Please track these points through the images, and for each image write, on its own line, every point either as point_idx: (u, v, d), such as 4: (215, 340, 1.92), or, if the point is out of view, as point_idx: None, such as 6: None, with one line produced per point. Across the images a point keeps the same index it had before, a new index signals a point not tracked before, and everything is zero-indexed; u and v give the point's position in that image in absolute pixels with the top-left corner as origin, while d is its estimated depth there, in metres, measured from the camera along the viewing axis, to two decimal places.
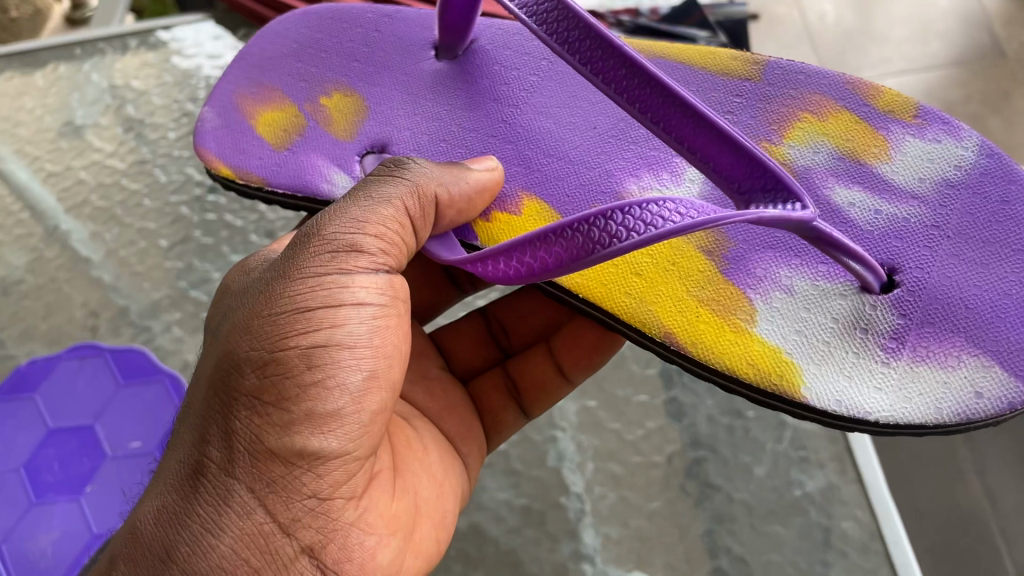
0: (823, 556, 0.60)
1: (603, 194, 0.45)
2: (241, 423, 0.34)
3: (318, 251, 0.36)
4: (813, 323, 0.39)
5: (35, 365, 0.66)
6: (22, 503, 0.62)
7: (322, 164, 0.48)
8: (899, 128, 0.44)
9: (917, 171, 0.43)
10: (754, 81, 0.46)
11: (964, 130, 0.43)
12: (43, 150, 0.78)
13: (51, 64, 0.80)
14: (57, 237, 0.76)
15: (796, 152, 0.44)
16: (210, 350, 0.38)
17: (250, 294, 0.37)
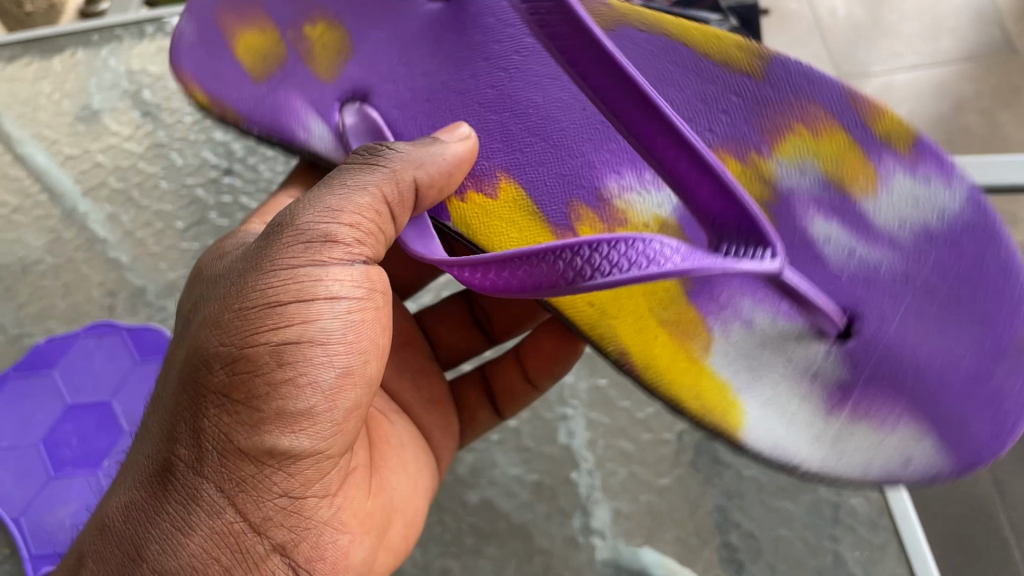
0: (832, 531, 0.60)
1: (583, 189, 0.47)
2: (210, 422, 0.35)
3: (292, 243, 0.37)
4: (763, 362, 0.43)
5: (52, 343, 0.68)
6: (41, 477, 0.63)
7: (300, 107, 0.50)
8: (893, 162, 0.41)
9: (901, 214, 0.41)
10: (756, 79, 0.42)
11: (959, 174, 0.40)
12: (61, 133, 0.78)
13: (69, 49, 0.81)
14: (74, 219, 0.76)
15: (784, 172, 0.43)
16: (181, 343, 0.39)
17: (223, 288, 0.38)
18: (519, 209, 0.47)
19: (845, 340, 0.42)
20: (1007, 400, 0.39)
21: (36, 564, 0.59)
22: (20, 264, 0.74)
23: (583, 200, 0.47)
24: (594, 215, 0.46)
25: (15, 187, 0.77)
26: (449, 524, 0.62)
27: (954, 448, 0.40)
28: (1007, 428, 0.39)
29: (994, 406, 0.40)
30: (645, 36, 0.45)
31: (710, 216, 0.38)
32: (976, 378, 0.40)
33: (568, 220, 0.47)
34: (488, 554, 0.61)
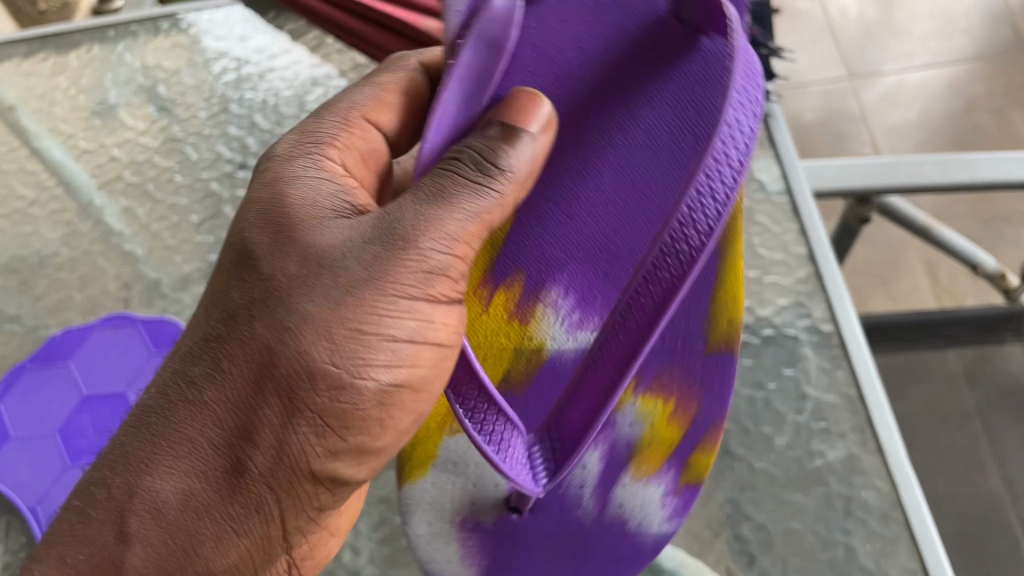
0: (843, 524, 0.60)
1: (535, 271, 0.50)
2: (298, 440, 0.38)
3: (415, 272, 0.37)
4: (468, 469, 0.50)
5: (69, 335, 0.68)
6: (57, 466, 0.63)
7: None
8: (666, 482, 0.50)
9: (630, 504, 0.50)
10: (703, 350, 0.47)
11: (676, 522, 0.50)
12: (77, 128, 0.79)
13: (85, 45, 0.81)
14: (91, 213, 0.77)
15: (626, 411, 0.50)
16: (255, 312, 0.38)
17: (328, 276, 0.37)
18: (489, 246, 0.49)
19: (513, 512, 0.49)
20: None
21: None
22: (36, 256, 0.75)
23: (525, 278, 0.50)
24: (518, 294, 0.50)
25: (32, 181, 0.78)
26: None
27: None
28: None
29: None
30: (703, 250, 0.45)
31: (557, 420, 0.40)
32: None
33: (503, 277, 0.50)
34: None
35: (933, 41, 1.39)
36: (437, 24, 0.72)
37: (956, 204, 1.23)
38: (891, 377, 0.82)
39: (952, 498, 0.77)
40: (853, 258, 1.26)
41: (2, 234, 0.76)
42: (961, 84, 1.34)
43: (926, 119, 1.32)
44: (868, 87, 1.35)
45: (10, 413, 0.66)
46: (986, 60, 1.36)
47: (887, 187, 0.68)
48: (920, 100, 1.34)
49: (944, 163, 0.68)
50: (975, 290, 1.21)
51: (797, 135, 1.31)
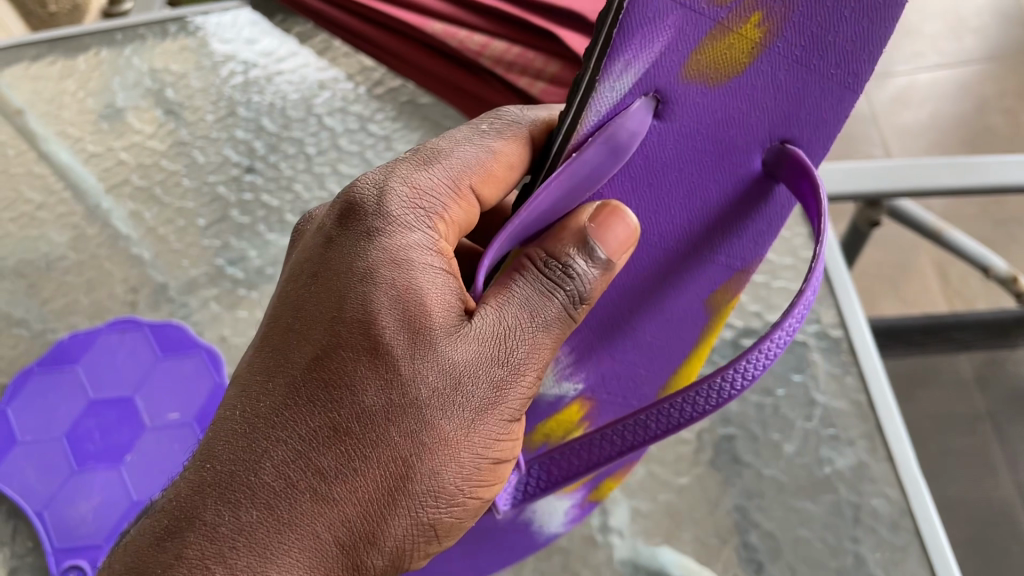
0: (853, 532, 0.60)
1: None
2: (409, 547, 0.37)
3: (523, 397, 0.38)
4: None
5: (77, 339, 0.68)
6: (64, 471, 0.63)
7: (660, 33, 0.31)
8: (573, 498, 0.55)
9: (535, 511, 0.54)
10: None
11: (561, 525, 0.57)
12: (85, 131, 0.79)
13: (94, 48, 0.81)
14: (98, 216, 0.77)
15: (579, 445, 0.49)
16: (394, 421, 0.36)
17: (461, 393, 0.36)
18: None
19: None
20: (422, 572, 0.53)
21: (59, 557, 0.60)
22: (44, 260, 0.75)
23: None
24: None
25: (39, 185, 0.78)
26: None
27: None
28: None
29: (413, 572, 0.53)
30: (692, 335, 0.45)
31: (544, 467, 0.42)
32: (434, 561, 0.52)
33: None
34: None
35: (945, 42, 1.38)
36: (442, 26, 0.72)
37: (967, 207, 1.22)
38: (901, 381, 0.81)
39: (963, 504, 0.76)
40: (863, 260, 1.24)
41: (10, 238, 0.76)
42: (972, 85, 1.33)
43: (936, 120, 1.31)
44: (878, 89, 1.35)
45: (17, 418, 0.66)
46: (997, 61, 1.35)
47: (900, 192, 0.68)
48: (931, 101, 1.33)
49: (958, 166, 0.67)
50: (986, 293, 1.20)
51: None
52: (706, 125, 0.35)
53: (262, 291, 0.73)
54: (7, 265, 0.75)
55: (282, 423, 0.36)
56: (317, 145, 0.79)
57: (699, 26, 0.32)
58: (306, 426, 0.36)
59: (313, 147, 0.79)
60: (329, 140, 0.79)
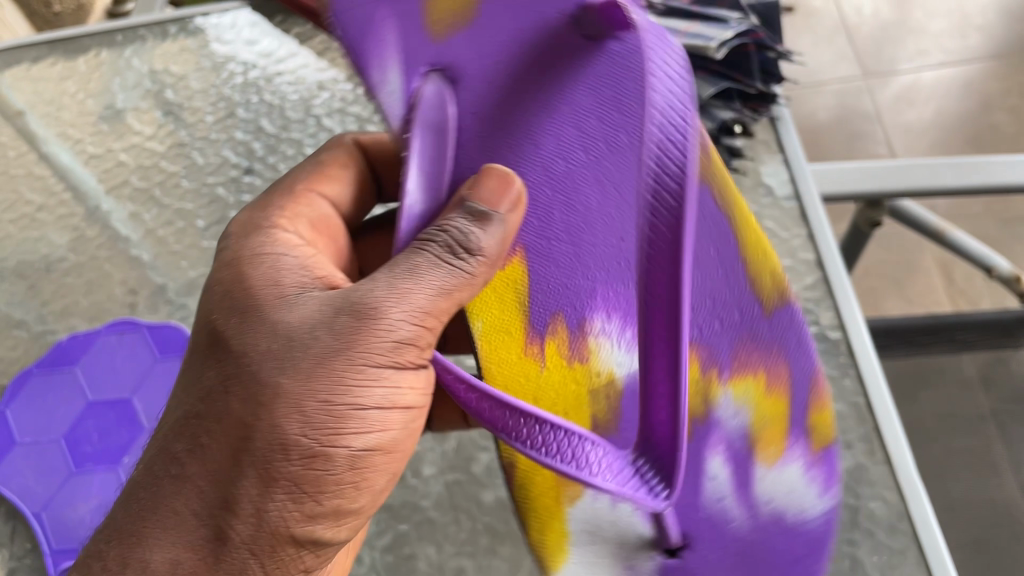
0: (850, 535, 0.59)
1: (572, 309, 0.44)
2: (276, 506, 0.38)
3: (381, 342, 0.38)
4: (603, 531, 0.42)
5: (76, 340, 0.69)
6: (63, 472, 0.63)
7: (382, 24, 0.38)
8: (799, 452, 0.44)
9: (773, 492, 0.44)
10: (765, 309, 0.40)
11: (831, 491, 0.45)
12: (85, 133, 0.79)
13: (94, 50, 0.82)
14: (97, 217, 0.77)
15: (725, 400, 0.43)
16: (232, 390, 0.38)
17: (296, 350, 0.38)
18: (511, 287, 0.44)
19: (668, 554, 0.43)
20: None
21: (57, 558, 0.60)
22: (44, 262, 0.75)
23: (566, 318, 0.44)
24: (566, 339, 0.44)
25: (40, 186, 0.78)
26: (465, 523, 0.63)
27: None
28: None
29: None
30: (712, 207, 0.38)
31: (648, 434, 0.35)
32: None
33: (544, 327, 0.44)
34: (502, 554, 0.62)
35: (949, 39, 1.37)
36: None
37: (972, 205, 1.22)
38: (906, 382, 0.81)
39: (966, 505, 0.75)
40: (867, 260, 1.24)
41: (10, 239, 0.76)
42: (976, 82, 1.33)
43: (940, 118, 1.31)
44: (882, 87, 1.34)
45: (17, 420, 0.66)
46: (1003, 56, 1.34)
47: (902, 190, 0.67)
48: (935, 99, 1.32)
49: (959, 166, 0.67)
50: (991, 291, 1.19)
51: (809, 136, 1.30)
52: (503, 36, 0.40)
53: None
54: (8, 266, 0.75)
55: (164, 423, 0.42)
56: (316, 145, 0.79)
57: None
58: (173, 418, 0.41)
59: (311, 148, 0.79)
60: (328, 141, 0.79)
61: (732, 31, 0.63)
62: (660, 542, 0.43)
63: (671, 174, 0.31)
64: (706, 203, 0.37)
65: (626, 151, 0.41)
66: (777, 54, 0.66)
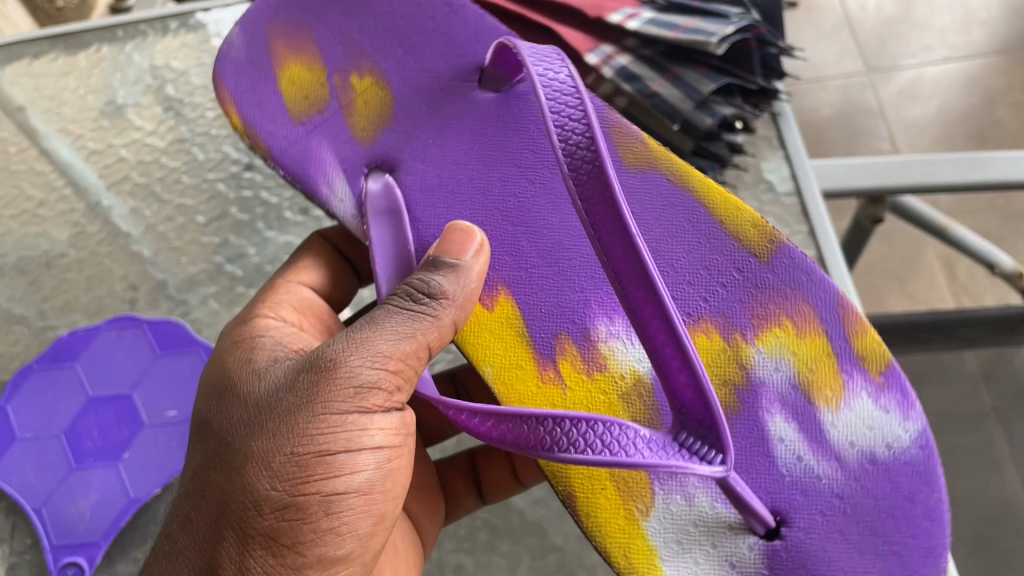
0: None
1: (573, 324, 0.48)
2: (255, 563, 0.37)
3: (342, 387, 0.38)
4: (692, 537, 0.42)
5: (77, 336, 0.69)
6: (63, 468, 0.63)
7: (320, 152, 0.55)
8: (862, 380, 0.43)
9: (853, 433, 0.42)
10: (762, 259, 0.45)
11: (915, 409, 0.42)
12: (85, 128, 0.79)
13: (94, 46, 0.82)
14: (98, 213, 0.77)
15: (760, 358, 0.44)
16: (213, 465, 0.40)
17: (266, 414, 0.39)
18: (508, 326, 0.49)
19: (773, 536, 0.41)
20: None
21: (57, 554, 0.60)
22: (44, 257, 0.75)
23: (570, 335, 0.48)
24: (576, 352, 0.47)
25: (40, 182, 0.78)
26: (464, 520, 0.64)
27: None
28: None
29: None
30: (667, 183, 0.48)
31: (680, 404, 0.38)
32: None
33: (551, 350, 0.48)
34: (501, 551, 0.62)
35: (952, 35, 1.37)
36: None
37: (974, 201, 1.22)
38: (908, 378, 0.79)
39: (969, 501, 0.74)
40: (868, 255, 1.24)
41: (9, 234, 0.76)
42: (980, 77, 1.32)
43: (945, 113, 1.30)
44: (885, 82, 1.34)
45: (17, 417, 0.66)
46: (1007, 52, 1.34)
47: (902, 187, 0.67)
48: (939, 94, 1.32)
49: (961, 161, 0.67)
50: (993, 288, 1.19)
51: (813, 130, 1.29)
52: (422, 116, 0.54)
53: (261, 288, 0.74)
54: (8, 262, 0.75)
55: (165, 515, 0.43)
56: None
57: (331, 126, 0.56)
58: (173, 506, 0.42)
59: None
60: None
61: (733, 26, 0.63)
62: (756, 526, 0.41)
63: (578, 147, 0.40)
64: (660, 185, 0.48)
65: (550, 176, 0.51)
66: (778, 50, 0.66)
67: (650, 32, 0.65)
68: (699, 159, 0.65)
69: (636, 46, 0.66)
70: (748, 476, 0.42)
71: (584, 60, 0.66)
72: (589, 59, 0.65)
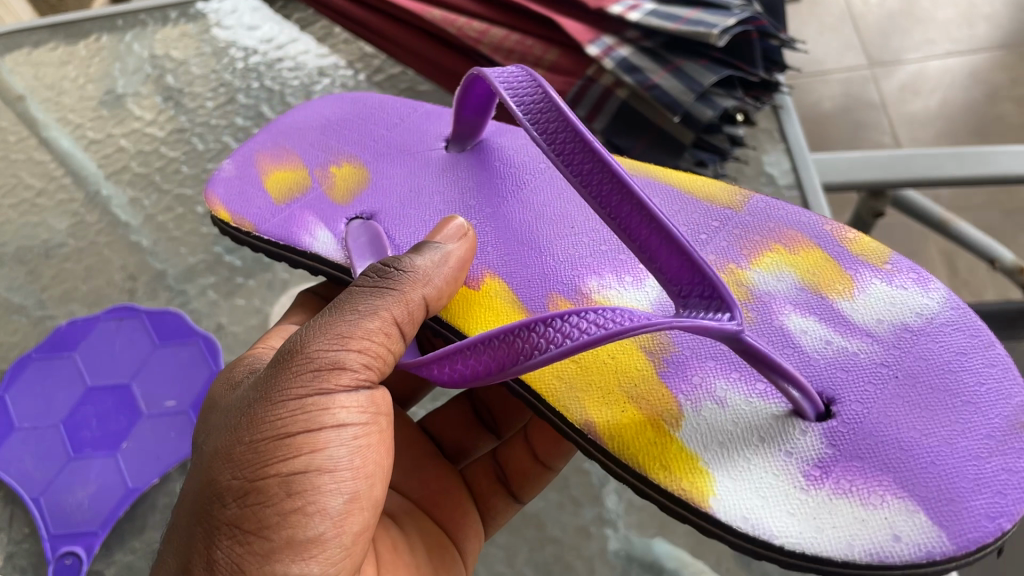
0: None
1: (563, 284, 0.45)
2: (222, 553, 0.36)
3: (299, 371, 0.38)
4: (736, 436, 0.37)
5: (75, 326, 0.69)
6: (61, 458, 0.63)
7: (303, 217, 0.51)
8: (868, 272, 0.43)
9: (878, 312, 0.41)
10: (736, 211, 0.48)
11: (933, 282, 0.43)
12: (85, 118, 0.79)
13: (94, 35, 0.82)
14: (97, 202, 0.77)
15: (761, 278, 0.44)
16: (190, 476, 0.40)
17: (233, 417, 0.39)
18: (497, 299, 0.45)
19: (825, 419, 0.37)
20: (1012, 480, 0.34)
21: (55, 543, 0.59)
22: (44, 247, 0.75)
23: (561, 292, 0.45)
24: (569, 302, 0.45)
25: (40, 171, 0.78)
26: None
27: (953, 528, 0.33)
28: (1008, 511, 0.33)
29: (1000, 492, 0.34)
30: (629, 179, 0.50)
31: (676, 287, 0.38)
32: (972, 457, 0.35)
33: (544, 308, 0.44)
34: (499, 542, 0.62)
35: (955, 29, 1.36)
36: (441, 12, 0.71)
37: (976, 196, 1.22)
38: None
39: None
40: None
41: (9, 223, 0.76)
42: (983, 71, 1.32)
43: (947, 107, 1.30)
44: (887, 76, 1.33)
45: (16, 405, 0.66)
46: (1010, 46, 1.34)
47: (905, 180, 0.66)
48: (942, 89, 1.31)
49: (964, 156, 0.66)
50: (993, 283, 1.19)
51: (814, 124, 1.29)
52: (401, 171, 0.54)
53: (259, 280, 0.74)
54: (7, 251, 0.75)
55: None
56: None
57: (315, 198, 0.53)
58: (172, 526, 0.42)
59: None
60: None
61: (734, 18, 0.63)
62: (802, 410, 0.37)
63: (529, 101, 0.44)
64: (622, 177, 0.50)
65: (523, 194, 0.51)
66: (780, 42, 0.66)
67: (650, 23, 0.64)
68: (700, 152, 0.64)
69: (636, 37, 0.66)
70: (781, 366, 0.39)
71: (585, 52, 0.66)
72: (589, 51, 0.65)
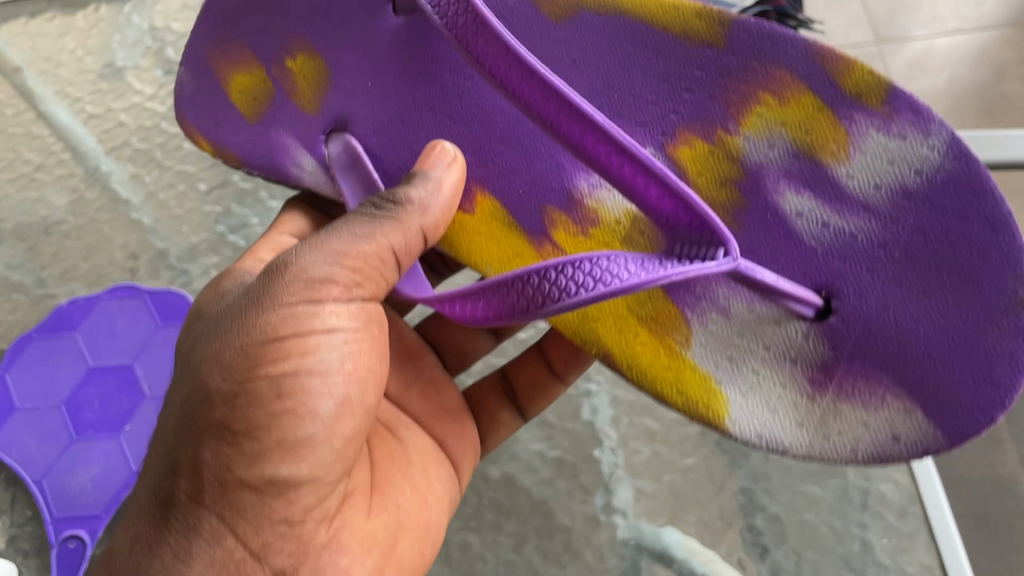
0: (860, 518, 0.61)
1: (554, 192, 0.41)
2: (210, 454, 0.36)
3: (291, 281, 0.36)
4: (744, 351, 0.37)
5: (76, 305, 0.68)
6: (63, 440, 0.63)
7: (282, 136, 0.48)
8: (864, 119, 0.32)
9: (875, 176, 0.32)
10: (718, 47, 0.34)
11: (938, 122, 0.31)
12: (84, 91, 0.77)
13: (93, 5, 0.80)
14: (97, 178, 0.75)
15: (750, 144, 0.35)
16: (180, 379, 0.40)
17: (224, 322, 0.38)
18: (497, 222, 0.43)
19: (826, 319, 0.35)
20: (1006, 369, 0.31)
21: (59, 526, 0.59)
22: (43, 224, 0.74)
23: (555, 204, 0.41)
24: (566, 219, 0.41)
25: (38, 146, 0.76)
26: (470, 499, 0.63)
27: (949, 425, 0.33)
28: (1001, 402, 0.32)
29: (988, 380, 0.32)
30: (602, 21, 0.36)
31: (660, 216, 0.32)
32: (965, 345, 0.32)
33: (541, 226, 0.42)
34: (507, 530, 0.62)
35: (965, 6, 1.35)
36: None
37: None
38: None
39: None
40: None
41: (8, 199, 0.75)
42: (991, 51, 1.31)
43: (955, 86, 1.28)
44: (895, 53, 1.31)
45: (16, 385, 0.65)
46: (1017, 25, 1.32)
47: None
48: (950, 67, 1.30)
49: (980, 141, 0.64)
50: None
51: None
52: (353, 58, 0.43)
53: None
54: (7, 228, 0.74)
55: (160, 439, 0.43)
56: None
57: (287, 120, 0.48)
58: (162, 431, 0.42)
59: None
60: None
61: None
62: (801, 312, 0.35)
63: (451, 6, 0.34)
64: (595, 23, 0.36)
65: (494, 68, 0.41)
66: (797, 22, 0.63)
67: None
68: None
69: None
70: (771, 264, 0.36)
71: None
72: None
